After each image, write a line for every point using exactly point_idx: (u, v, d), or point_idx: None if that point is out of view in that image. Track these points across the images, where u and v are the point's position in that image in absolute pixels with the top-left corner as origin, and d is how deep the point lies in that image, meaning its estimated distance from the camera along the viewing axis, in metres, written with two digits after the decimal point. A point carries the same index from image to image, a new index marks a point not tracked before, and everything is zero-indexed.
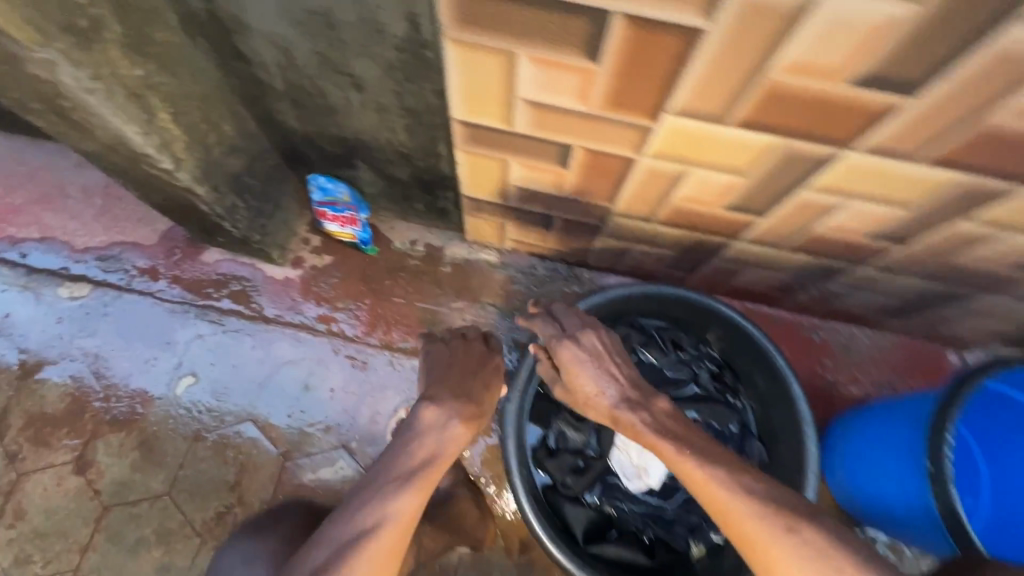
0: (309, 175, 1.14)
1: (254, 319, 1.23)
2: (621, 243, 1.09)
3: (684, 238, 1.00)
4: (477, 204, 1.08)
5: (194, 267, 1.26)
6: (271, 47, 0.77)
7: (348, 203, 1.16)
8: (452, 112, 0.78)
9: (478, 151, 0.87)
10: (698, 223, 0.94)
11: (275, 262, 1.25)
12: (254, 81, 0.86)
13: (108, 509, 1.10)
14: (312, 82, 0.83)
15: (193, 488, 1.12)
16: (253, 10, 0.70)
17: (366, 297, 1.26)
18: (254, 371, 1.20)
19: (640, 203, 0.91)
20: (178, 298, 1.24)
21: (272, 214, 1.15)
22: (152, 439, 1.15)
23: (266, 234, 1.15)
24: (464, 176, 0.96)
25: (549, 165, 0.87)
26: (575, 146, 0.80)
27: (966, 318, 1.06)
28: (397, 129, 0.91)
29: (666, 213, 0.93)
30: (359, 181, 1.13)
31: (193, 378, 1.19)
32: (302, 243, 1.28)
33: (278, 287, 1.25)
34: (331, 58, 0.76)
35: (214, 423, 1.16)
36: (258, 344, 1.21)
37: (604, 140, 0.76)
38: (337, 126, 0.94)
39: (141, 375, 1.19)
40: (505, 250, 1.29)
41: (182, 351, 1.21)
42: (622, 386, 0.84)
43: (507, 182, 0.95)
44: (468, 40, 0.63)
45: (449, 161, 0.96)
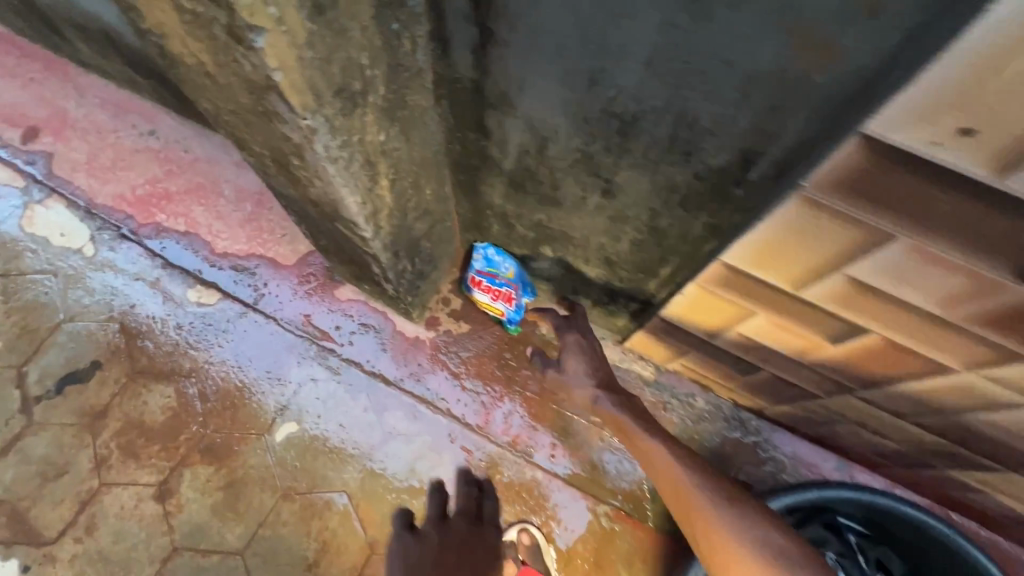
0: (476, 242, 1.03)
1: (373, 376, 1.11)
2: (832, 416, 0.88)
3: (935, 447, 0.78)
4: (666, 327, 0.91)
5: (325, 301, 1.16)
6: (527, 131, 0.63)
7: (511, 279, 1.03)
8: (723, 254, 0.62)
9: (721, 293, 0.70)
10: (977, 445, 0.71)
11: (410, 318, 1.13)
12: (479, 153, 0.73)
13: (178, 551, 1.00)
14: (550, 173, 0.69)
15: (270, 553, 1.00)
16: (533, 95, 0.57)
17: (497, 382, 1.11)
18: (361, 436, 1.07)
19: (908, 403, 0.70)
20: (301, 331, 1.14)
21: (428, 274, 1.02)
22: (240, 484, 1.04)
23: (416, 294, 1.03)
24: (677, 304, 0.79)
25: (808, 333, 0.68)
26: (871, 335, 0.61)
27: None
28: (621, 238, 0.75)
29: (936, 421, 0.71)
30: (532, 262, 0.99)
31: (297, 426, 1.08)
32: (442, 303, 1.14)
33: (406, 345, 1.13)
34: (596, 161, 0.62)
35: (306, 484, 1.04)
36: (371, 406, 1.09)
37: (926, 345, 0.57)
38: (546, 215, 0.80)
39: (245, 407, 1.09)
40: (663, 368, 1.10)
41: (292, 391, 1.10)
42: (608, 374, 0.87)
43: (730, 328, 0.77)
44: (831, 205, 0.46)
45: (663, 283, 0.80)
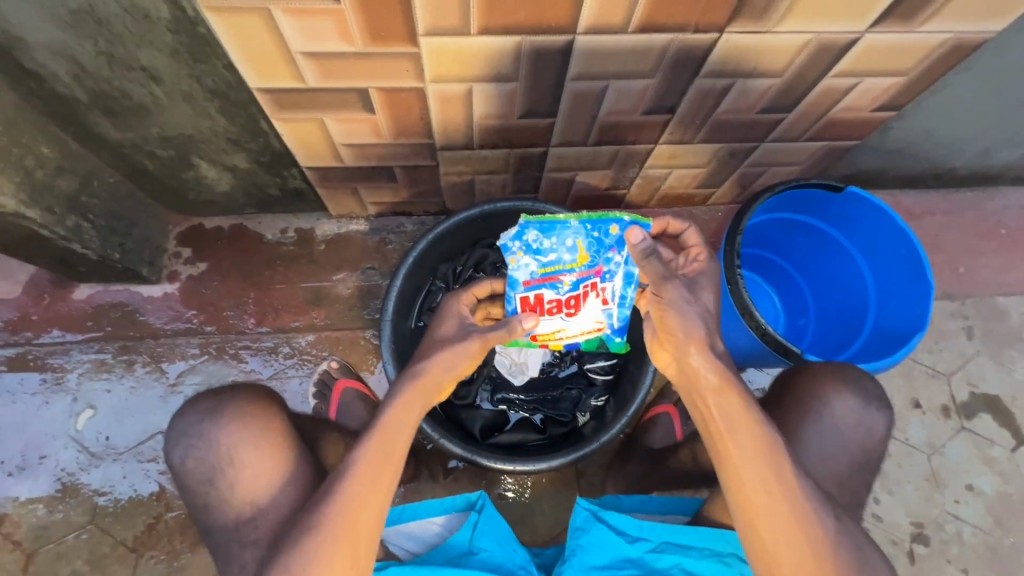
0: (525, 224, 0.88)
1: (142, 339, 1.26)
2: (461, 177, 1.19)
3: (507, 157, 1.12)
4: (323, 175, 1.15)
5: (68, 306, 1.26)
6: (55, 56, 0.81)
7: (586, 270, 0.88)
8: (249, 82, 0.86)
9: (292, 117, 0.95)
10: (511, 138, 1.05)
11: (149, 281, 1.28)
12: (57, 97, 0.90)
13: (32, 554, 1.12)
14: (111, 84, 0.88)
15: (117, 509, 1.15)
16: (21, 22, 0.75)
17: (249, 291, 1.30)
18: (154, 387, 1.23)
19: (452, 130, 1.01)
20: (57, 339, 1.25)
21: (129, 232, 1.19)
22: (63, 477, 1.16)
23: (128, 251, 1.19)
24: (293, 146, 1.04)
25: (360, 115, 0.96)
26: (369, 88, 0.89)
27: (761, 170, 1.24)
28: (214, 115, 0.97)
29: (479, 134, 1.03)
30: (207, 180, 1.18)
31: (93, 410, 1.21)
32: (173, 257, 1.30)
33: (159, 303, 1.28)
34: (117, 54, 0.82)
35: (123, 445, 1.19)
36: (152, 361, 1.25)
37: (389, 77, 0.87)
38: (157, 126, 0.99)
39: (37, 421, 1.20)
40: (373, 217, 1.36)
41: (74, 388, 1.22)
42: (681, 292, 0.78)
43: (334, 142, 1.03)
44: (222, 5, 0.71)
45: (277, 136, 1.04)
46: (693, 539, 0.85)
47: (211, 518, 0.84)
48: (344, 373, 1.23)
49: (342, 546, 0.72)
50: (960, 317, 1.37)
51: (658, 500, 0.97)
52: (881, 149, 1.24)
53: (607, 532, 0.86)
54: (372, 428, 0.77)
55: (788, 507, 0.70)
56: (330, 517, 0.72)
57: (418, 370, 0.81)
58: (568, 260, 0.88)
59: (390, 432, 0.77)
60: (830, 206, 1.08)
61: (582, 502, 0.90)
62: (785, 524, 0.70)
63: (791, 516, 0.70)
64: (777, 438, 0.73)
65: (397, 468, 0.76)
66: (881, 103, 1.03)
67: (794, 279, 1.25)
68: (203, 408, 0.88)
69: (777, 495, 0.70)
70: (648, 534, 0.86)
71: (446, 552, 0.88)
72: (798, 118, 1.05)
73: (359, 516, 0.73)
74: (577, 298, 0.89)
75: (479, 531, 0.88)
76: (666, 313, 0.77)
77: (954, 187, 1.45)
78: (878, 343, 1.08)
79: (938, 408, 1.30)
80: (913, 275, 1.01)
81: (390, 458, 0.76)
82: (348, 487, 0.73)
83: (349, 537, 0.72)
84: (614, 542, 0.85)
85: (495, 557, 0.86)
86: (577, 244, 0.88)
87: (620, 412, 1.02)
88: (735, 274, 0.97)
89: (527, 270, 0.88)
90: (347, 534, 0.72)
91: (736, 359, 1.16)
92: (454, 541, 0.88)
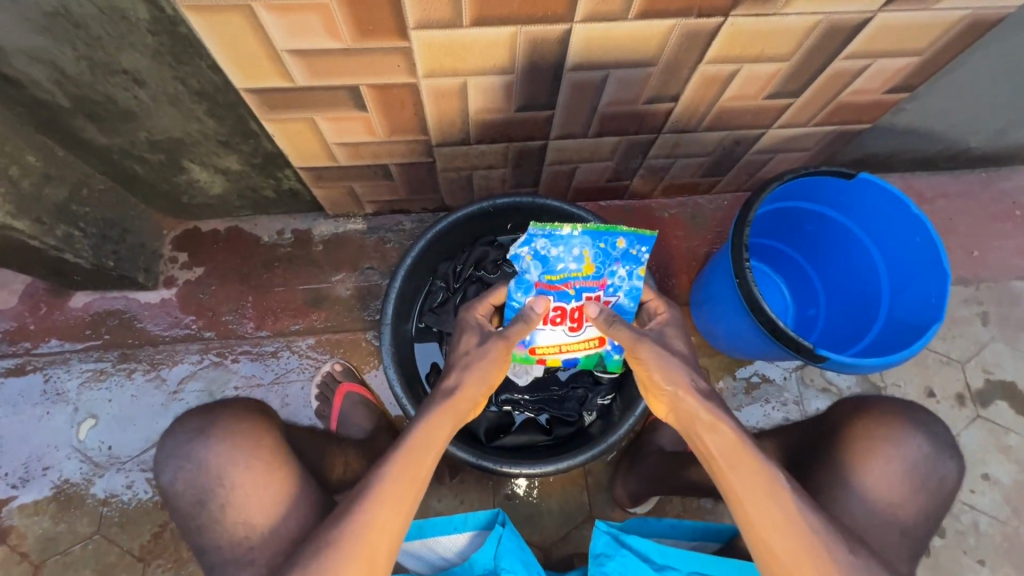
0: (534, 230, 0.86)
1: (141, 346, 1.24)
2: (459, 173, 1.15)
3: (505, 151, 1.08)
4: (317, 174, 1.12)
5: (65, 315, 1.25)
6: (34, 62, 0.79)
7: (592, 281, 0.90)
8: (236, 83, 0.83)
9: (282, 117, 0.92)
10: (508, 132, 1.02)
11: (146, 287, 1.26)
12: (39, 104, 0.87)
13: (40, 566, 1.12)
14: (94, 89, 0.85)
15: (122, 519, 1.14)
16: None
17: (248, 295, 1.28)
18: (155, 394, 1.22)
19: (448, 126, 0.98)
20: (55, 349, 1.23)
21: (122, 238, 1.17)
22: (67, 488, 1.16)
23: (122, 258, 1.17)
24: (285, 147, 1.01)
25: (353, 113, 0.93)
26: (360, 85, 0.86)
27: (768, 157, 1.21)
28: (201, 117, 0.95)
29: (475, 129, 1.00)
30: (200, 183, 1.15)
31: (94, 420, 1.20)
32: (170, 262, 1.28)
33: (157, 310, 1.26)
34: (98, 58, 0.79)
35: (126, 454, 1.18)
36: (152, 369, 1.23)
37: (380, 73, 0.83)
38: (144, 130, 0.96)
39: (39, 432, 1.19)
40: (370, 215, 1.33)
41: (75, 398, 1.21)
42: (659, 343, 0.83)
43: (326, 141, 1.00)
44: (202, 3, 0.68)
45: (268, 137, 1.01)
46: (721, 568, 0.87)
47: (212, 527, 0.82)
48: (347, 376, 1.21)
49: (361, 560, 0.72)
50: (975, 302, 1.33)
51: (692, 524, 0.97)
52: (893, 132, 1.20)
53: (630, 557, 0.88)
54: (401, 445, 0.77)
55: (798, 539, 0.71)
56: (348, 534, 0.72)
57: (448, 392, 0.81)
58: (574, 269, 0.89)
59: (421, 444, 0.77)
60: (842, 192, 1.04)
61: (603, 526, 0.91)
62: (801, 558, 0.70)
63: (802, 546, 0.71)
64: (774, 472, 0.73)
65: (421, 484, 0.76)
66: (894, 85, 0.99)
67: (802, 268, 1.22)
68: (193, 426, 0.86)
69: (784, 525, 0.71)
70: (673, 560, 0.88)
71: (470, 571, 0.90)
72: (806, 103, 1.01)
73: (377, 537, 0.73)
74: (581, 311, 0.93)
75: (503, 551, 0.89)
76: (649, 368, 0.80)
77: (967, 168, 1.41)
78: (892, 334, 1.05)
79: (952, 396, 1.27)
80: (928, 263, 0.98)
81: (417, 475, 0.76)
82: (370, 507, 0.73)
83: (366, 560, 0.72)
84: (639, 568, 0.87)
85: None
86: (584, 254, 0.89)
87: (627, 412, 1.00)
88: (743, 268, 0.94)
89: (536, 274, 0.90)
90: (365, 552, 0.72)
91: (745, 352, 1.14)
92: (478, 559, 0.90)
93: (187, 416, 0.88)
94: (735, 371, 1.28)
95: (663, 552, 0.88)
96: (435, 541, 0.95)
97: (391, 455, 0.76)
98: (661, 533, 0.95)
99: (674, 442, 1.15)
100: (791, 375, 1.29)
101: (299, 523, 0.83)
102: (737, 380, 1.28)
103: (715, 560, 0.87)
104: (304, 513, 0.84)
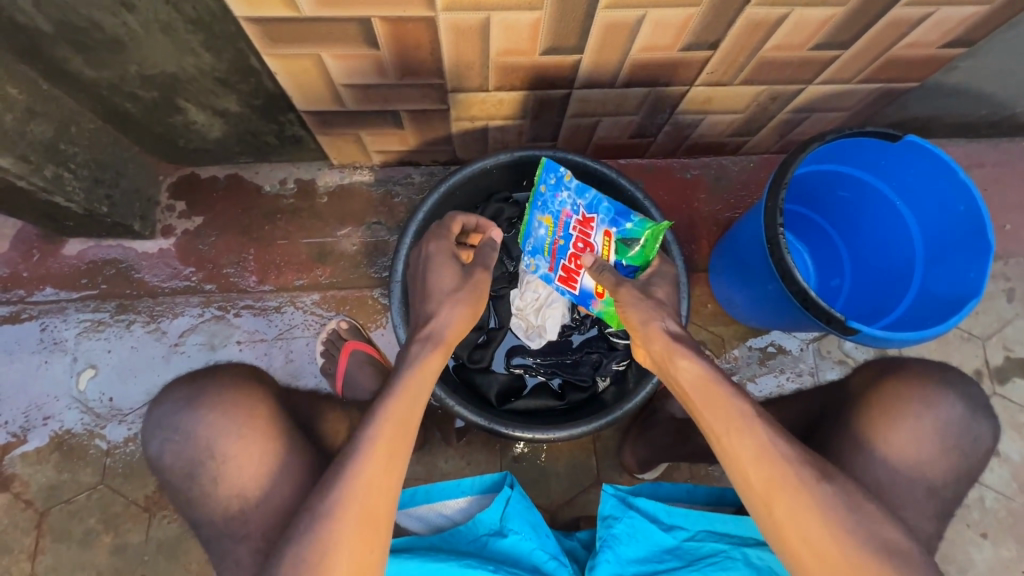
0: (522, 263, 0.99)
1: (139, 298, 1.20)
2: (474, 124, 1.08)
3: (526, 101, 1.01)
4: (322, 120, 1.05)
5: (59, 262, 1.20)
6: None
7: (556, 223, 0.94)
8: (235, 11, 0.75)
9: (287, 52, 0.84)
10: (530, 79, 0.94)
11: (143, 236, 1.20)
12: (17, 28, 0.78)
13: (45, 513, 1.11)
14: (78, 13, 0.77)
15: (126, 470, 1.13)
16: None
17: (249, 247, 1.23)
18: (155, 347, 1.18)
19: (465, 69, 0.90)
20: (50, 298, 1.19)
21: (116, 183, 1.11)
22: (68, 438, 1.14)
23: (116, 204, 1.11)
24: (288, 87, 0.93)
25: (363, 50, 0.85)
26: (372, 18, 0.78)
27: (803, 117, 1.13)
28: (197, 50, 0.87)
29: (495, 74, 0.92)
30: (197, 126, 1.08)
31: (93, 370, 1.17)
32: (167, 210, 1.22)
33: (155, 260, 1.21)
34: None
35: (127, 406, 1.16)
36: (151, 321, 1.19)
37: (396, 4, 0.75)
38: (135, 63, 0.88)
39: (38, 381, 1.16)
40: (377, 166, 1.26)
41: (73, 347, 1.17)
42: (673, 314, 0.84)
43: (333, 82, 0.92)
44: None
45: (270, 75, 0.93)
46: (734, 527, 0.86)
47: (202, 500, 0.80)
48: (353, 335, 1.17)
49: (362, 520, 0.68)
50: (1002, 277, 1.29)
51: (704, 488, 0.97)
52: (938, 92, 1.12)
53: (639, 519, 0.87)
54: (387, 394, 0.74)
55: (784, 480, 0.67)
56: (347, 494, 0.68)
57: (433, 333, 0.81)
58: (546, 233, 0.95)
59: (412, 393, 0.75)
60: (884, 156, 0.98)
61: (611, 490, 0.89)
62: (793, 500, 0.66)
63: (789, 486, 0.67)
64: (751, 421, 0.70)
65: (411, 437, 0.73)
66: (952, 38, 0.91)
67: (829, 237, 1.17)
68: (177, 397, 0.84)
69: (769, 480, 0.67)
70: (682, 521, 0.88)
71: (477, 529, 0.89)
72: (854, 56, 0.93)
73: (373, 501, 0.69)
74: (579, 239, 0.94)
75: (511, 511, 0.88)
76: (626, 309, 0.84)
77: (1008, 136, 1.33)
78: (924, 308, 1.01)
79: (971, 372, 1.24)
80: (970, 235, 0.93)
81: (407, 426, 0.73)
82: (364, 461, 0.69)
83: (366, 519, 0.68)
84: (648, 530, 0.86)
85: (527, 539, 0.86)
86: (543, 218, 0.94)
87: (643, 381, 0.97)
88: (776, 233, 0.89)
89: (544, 264, 0.96)
90: (366, 511, 0.68)
91: (766, 322, 1.10)
92: (485, 519, 0.89)
93: (172, 386, 0.86)
94: (750, 340, 1.25)
95: (672, 513, 0.88)
96: (439, 507, 0.95)
97: (376, 411, 0.73)
98: (675, 498, 0.96)
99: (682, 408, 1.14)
100: (808, 346, 1.26)
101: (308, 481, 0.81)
102: (752, 350, 1.25)
103: (727, 518, 0.86)
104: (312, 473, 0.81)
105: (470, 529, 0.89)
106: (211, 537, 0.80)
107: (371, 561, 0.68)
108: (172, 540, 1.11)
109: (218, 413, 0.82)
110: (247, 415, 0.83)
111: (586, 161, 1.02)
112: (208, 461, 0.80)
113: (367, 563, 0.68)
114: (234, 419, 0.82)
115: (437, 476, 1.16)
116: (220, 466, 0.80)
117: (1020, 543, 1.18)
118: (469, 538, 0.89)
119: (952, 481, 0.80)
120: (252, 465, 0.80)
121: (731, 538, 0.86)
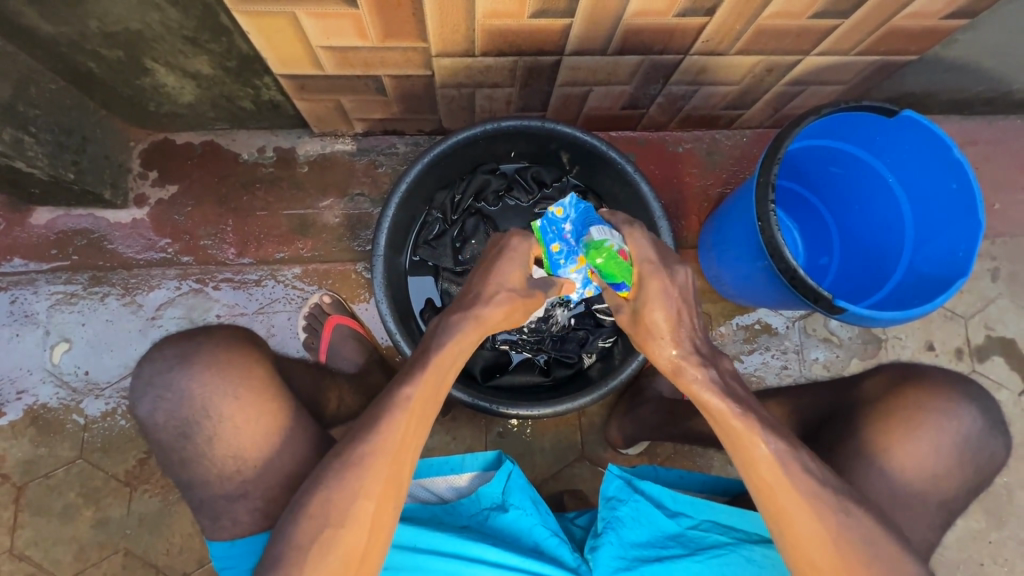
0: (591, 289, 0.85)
1: (112, 270, 1.16)
2: (460, 91, 1.03)
3: (514, 67, 0.96)
4: (300, 84, 1.00)
5: (27, 232, 1.15)
6: None
7: None
8: None
9: (260, 10, 0.79)
10: (518, 44, 0.90)
11: (114, 205, 1.15)
12: None
13: (23, 488, 1.10)
14: None
15: (105, 445, 1.11)
16: None
17: (227, 218, 1.19)
18: (132, 320, 1.15)
19: (450, 33, 0.86)
20: (20, 268, 1.14)
21: (83, 148, 1.05)
22: (44, 412, 1.12)
23: (84, 171, 1.06)
24: (263, 49, 0.88)
25: (340, 9, 0.80)
26: None
27: (799, 91, 1.10)
28: (162, 6, 0.81)
29: (482, 39, 0.88)
30: (167, 88, 1.02)
31: (67, 344, 1.14)
32: (140, 179, 1.17)
33: (128, 231, 1.17)
34: None
35: (105, 380, 1.13)
36: (127, 293, 1.16)
37: None
38: (95, 17, 0.82)
39: (9, 354, 1.13)
40: (360, 135, 1.21)
41: (45, 320, 1.14)
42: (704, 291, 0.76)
43: (309, 44, 0.87)
44: None
45: (243, 35, 0.88)
46: (740, 520, 0.86)
47: (198, 460, 0.78)
48: (337, 309, 1.15)
49: (387, 476, 0.71)
50: (988, 257, 1.29)
51: (701, 477, 0.98)
52: (934, 65, 1.10)
53: (644, 502, 0.87)
54: (426, 357, 0.74)
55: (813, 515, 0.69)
56: (374, 452, 0.70)
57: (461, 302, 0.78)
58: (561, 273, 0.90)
59: (449, 357, 0.74)
60: (882, 130, 0.96)
61: (617, 471, 0.90)
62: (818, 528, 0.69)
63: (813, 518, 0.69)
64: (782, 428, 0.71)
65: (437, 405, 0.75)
66: (954, 9, 0.89)
67: (821, 215, 1.15)
68: (174, 352, 0.80)
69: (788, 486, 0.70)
70: (688, 509, 0.88)
71: (479, 503, 0.89)
72: (854, 27, 0.90)
73: (396, 461, 0.71)
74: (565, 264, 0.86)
75: (513, 486, 0.88)
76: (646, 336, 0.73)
77: (1001, 113, 1.32)
78: (913, 288, 1.01)
79: (952, 350, 1.25)
80: (962, 212, 0.92)
81: (435, 397, 0.74)
82: (388, 419, 0.71)
83: (390, 480, 0.71)
84: (653, 514, 0.86)
85: (528, 515, 0.86)
86: None
87: (630, 357, 0.96)
88: (768, 211, 0.87)
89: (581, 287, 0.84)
90: (390, 472, 0.71)
91: (755, 300, 1.08)
92: (487, 492, 0.89)
93: (164, 342, 0.82)
94: (737, 319, 1.25)
95: (678, 500, 0.88)
96: (432, 482, 0.93)
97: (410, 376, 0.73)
98: (671, 483, 0.97)
99: (666, 384, 1.15)
100: (794, 324, 1.26)
101: (295, 454, 0.81)
102: (739, 328, 1.25)
103: (732, 510, 0.86)
104: (290, 455, 0.80)
105: (471, 504, 0.89)
106: (206, 498, 0.79)
107: (386, 516, 0.71)
108: (154, 514, 1.11)
109: (219, 370, 0.79)
110: (247, 371, 0.81)
111: (574, 132, 0.98)
112: (208, 418, 0.78)
113: (384, 517, 0.71)
114: (233, 379, 0.79)
115: (423, 450, 1.16)
116: (233, 417, 0.78)
117: (989, 517, 1.21)
118: (471, 512, 0.89)
119: (931, 458, 0.81)
120: (256, 422, 0.79)
121: (735, 531, 0.86)
